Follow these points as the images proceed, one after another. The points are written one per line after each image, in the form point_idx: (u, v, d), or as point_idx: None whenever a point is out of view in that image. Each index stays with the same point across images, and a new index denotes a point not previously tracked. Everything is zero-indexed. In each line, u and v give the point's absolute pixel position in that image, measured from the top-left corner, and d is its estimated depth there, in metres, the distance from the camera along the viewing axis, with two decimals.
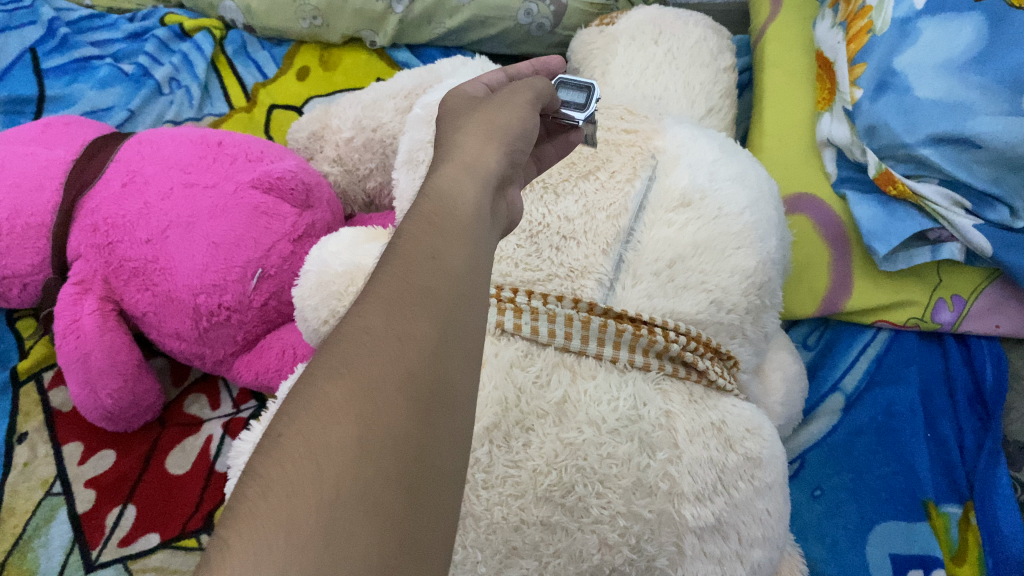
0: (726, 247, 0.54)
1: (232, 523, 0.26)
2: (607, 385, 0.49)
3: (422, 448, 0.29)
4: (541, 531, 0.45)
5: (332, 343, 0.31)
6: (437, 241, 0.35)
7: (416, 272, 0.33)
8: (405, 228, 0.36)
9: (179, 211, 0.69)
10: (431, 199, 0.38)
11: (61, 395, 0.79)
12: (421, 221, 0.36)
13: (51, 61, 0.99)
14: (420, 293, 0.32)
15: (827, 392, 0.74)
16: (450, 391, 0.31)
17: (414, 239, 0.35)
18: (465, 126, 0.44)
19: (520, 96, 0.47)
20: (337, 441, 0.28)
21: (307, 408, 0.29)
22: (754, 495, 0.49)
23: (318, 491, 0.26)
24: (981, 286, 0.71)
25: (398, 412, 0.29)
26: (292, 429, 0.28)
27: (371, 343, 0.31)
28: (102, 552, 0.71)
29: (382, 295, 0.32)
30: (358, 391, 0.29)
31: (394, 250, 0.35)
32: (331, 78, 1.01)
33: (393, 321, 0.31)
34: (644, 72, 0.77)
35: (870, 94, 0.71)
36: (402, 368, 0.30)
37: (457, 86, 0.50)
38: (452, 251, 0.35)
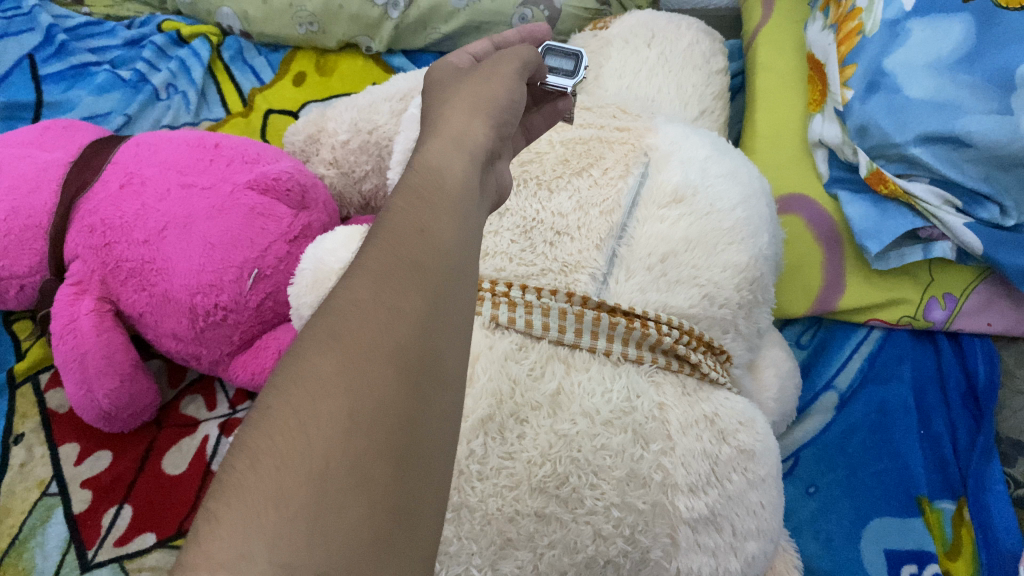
0: (718, 243, 0.55)
1: (221, 494, 0.27)
2: (600, 378, 0.49)
3: (412, 419, 0.29)
4: (536, 522, 0.45)
5: (321, 315, 0.32)
6: (425, 217, 0.35)
7: (405, 245, 0.34)
8: (393, 203, 0.36)
9: (175, 212, 0.70)
10: (419, 173, 0.38)
11: (57, 397, 0.79)
12: (411, 197, 0.36)
13: (50, 67, 1.00)
14: (409, 268, 0.33)
15: (821, 389, 0.75)
16: (440, 365, 0.31)
17: (404, 213, 0.35)
18: (454, 100, 0.45)
19: (505, 67, 0.48)
20: (327, 413, 0.28)
21: (297, 381, 0.29)
22: (748, 488, 0.49)
23: (307, 462, 0.27)
24: (973, 284, 0.71)
25: (388, 384, 0.29)
26: (281, 401, 0.29)
27: (361, 316, 0.31)
28: (98, 553, 0.71)
29: (372, 269, 0.33)
30: (348, 363, 0.30)
31: (382, 225, 0.35)
32: (327, 83, 1.02)
33: (382, 293, 0.32)
34: (637, 75, 0.78)
35: (860, 94, 0.72)
36: (392, 340, 0.30)
37: (443, 58, 0.51)
38: (441, 226, 0.35)
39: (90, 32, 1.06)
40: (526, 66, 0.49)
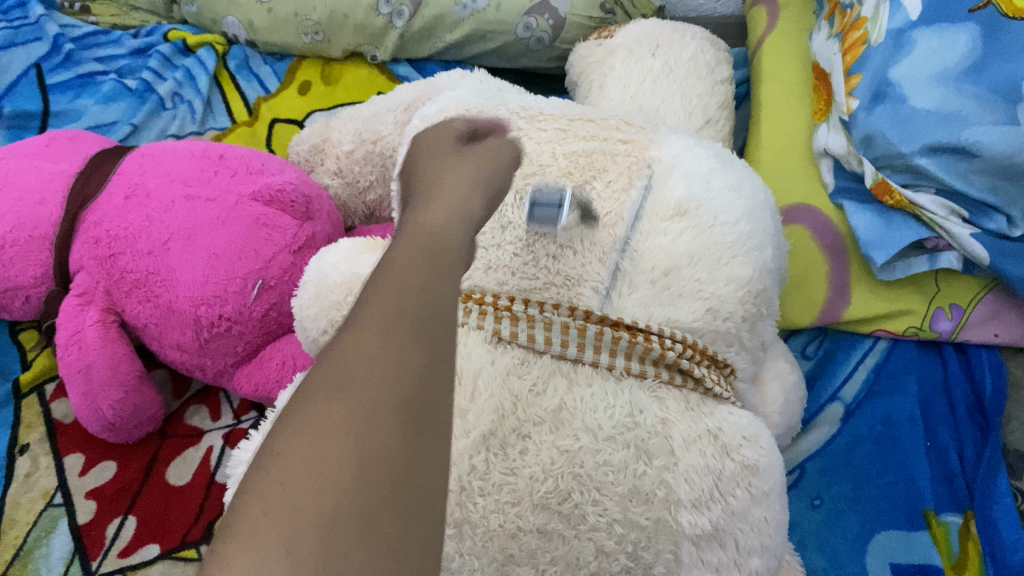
0: (722, 257, 0.55)
1: (233, 537, 0.27)
2: (603, 393, 0.49)
3: (415, 467, 0.29)
4: (538, 539, 0.45)
5: (328, 366, 0.32)
6: (427, 277, 0.36)
7: (407, 301, 0.34)
8: (394, 261, 0.37)
9: (180, 223, 0.70)
10: (416, 232, 0.40)
11: (62, 407, 0.80)
12: (409, 261, 0.37)
13: (56, 77, 1.00)
14: (411, 323, 0.33)
15: (827, 401, 0.74)
16: (439, 415, 0.32)
17: (402, 271, 0.36)
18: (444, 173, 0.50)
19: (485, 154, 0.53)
20: (334, 464, 0.28)
21: (304, 429, 0.29)
22: (751, 504, 0.49)
23: (316, 508, 0.27)
24: (980, 294, 0.71)
25: (392, 435, 0.29)
26: (289, 448, 0.29)
27: (368, 367, 0.31)
28: (103, 563, 0.71)
29: (374, 324, 0.33)
30: (355, 414, 0.30)
31: (383, 280, 0.36)
32: (332, 92, 1.02)
33: (386, 346, 0.32)
34: (641, 85, 0.78)
35: (866, 104, 0.71)
36: (396, 392, 0.31)
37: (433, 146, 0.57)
38: (439, 285, 0.36)
39: (97, 41, 1.06)
40: (503, 152, 0.54)
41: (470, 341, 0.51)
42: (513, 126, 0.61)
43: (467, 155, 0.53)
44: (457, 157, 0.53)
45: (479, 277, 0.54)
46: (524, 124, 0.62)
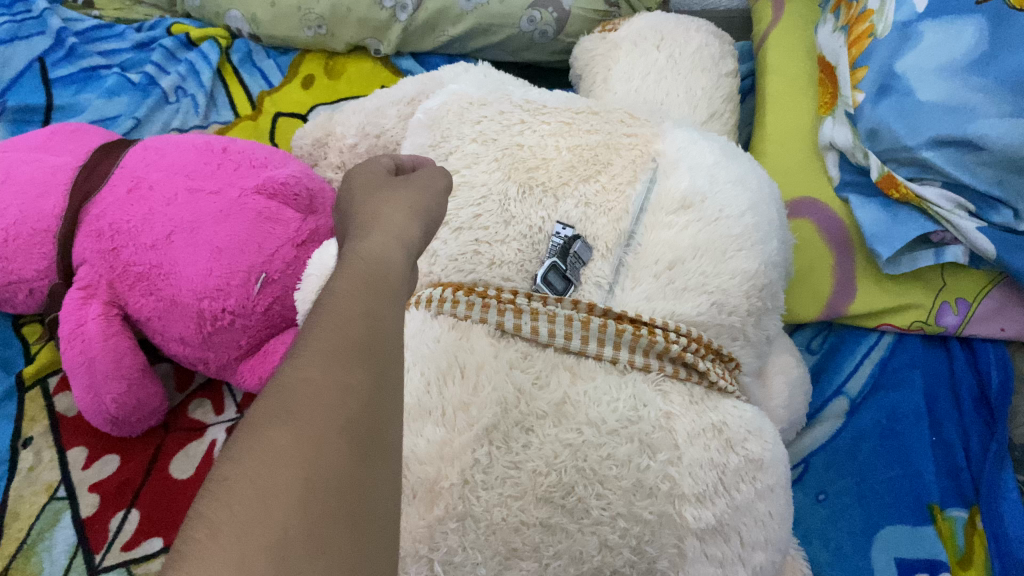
0: (727, 250, 0.54)
1: (179, 565, 0.26)
2: (607, 386, 0.49)
3: (365, 487, 0.30)
4: (541, 532, 0.45)
5: (271, 390, 0.31)
6: (371, 301, 0.35)
7: (352, 326, 0.34)
8: (338, 284, 0.36)
9: (183, 216, 0.70)
10: (362, 260, 0.38)
11: (66, 400, 0.80)
12: (357, 283, 0.36)
13: (59, 71, 1.00)
14: (356, 347, 0.33)
15: (831, 395, 0.74)
16: (386, 436, 0.32)
17: (347, 295, 0.35)
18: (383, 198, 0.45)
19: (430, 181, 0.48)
20: (283, 485, 0.28)
21: (251, 451, 0.29)
22: (756, 498, 0.49)
23: (267, 531, 0.27)
24: (987, 289, 0.70)
25: (340, 456, 0.29)
26: (238, 472, 0.28)
27: (314, 391, 0.31)
28: (106, 557, 0.71)
29: (320, 349, 0.32)
30: (302, 436, 0.29)
31: (326, 304, 0.35)
32: (336, 86, 1.03)
33: (332, 370, 0.32)
34: (645, 78, 0.78)
35: (872, 97, 0.71)
36: (343, 414, 0.30)
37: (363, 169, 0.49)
38: (383, 310, 0.35)
39: (100, 35, 1.06)
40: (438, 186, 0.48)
41: (473, 335, 0.51)
42: (516, 120, 0.61)
43: (399, 187, 0.46)
44: (390, 188, 0.46)
45: (483, 272, 0.55)
46: (528, 117, 0.61)
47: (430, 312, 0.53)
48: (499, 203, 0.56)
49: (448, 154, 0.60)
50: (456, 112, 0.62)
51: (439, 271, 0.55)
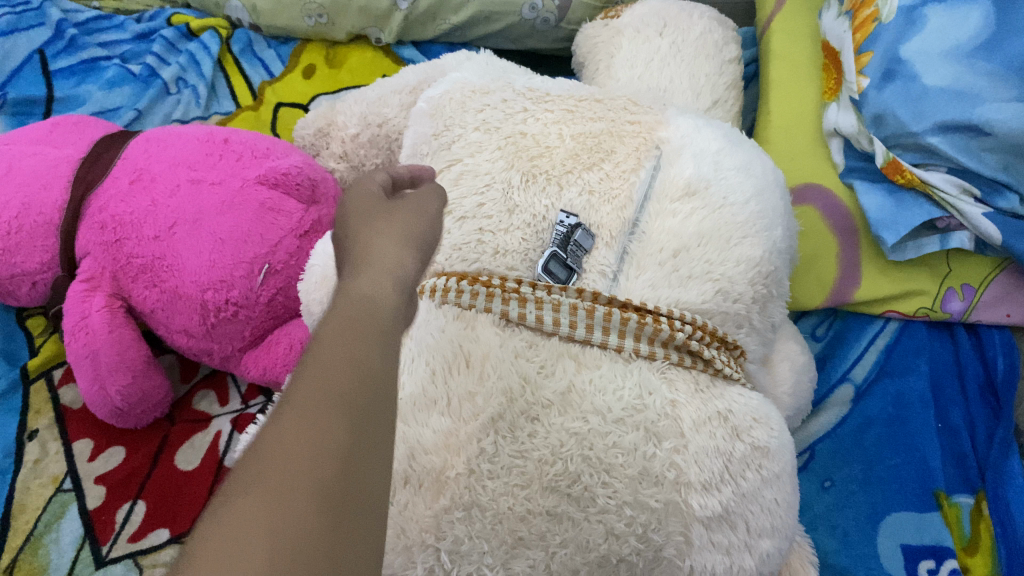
0: (731, 237, 0.54)
1: None
2: (612, 375, 0.49)
3: (336, 555, 0.29)
4: (547, 521, 0.45)
5: (246, 455, 0.30)
6: (355, 347, 0.34)
7: (332, 377, 0.32)
8: (324, 329, 0.35)
9: (185, 207, 0.70)
10: (351, 301, 0.36)
11: (71, 393, 0.79)
12: (342, 327, 0.34)
13: (60, 62, 0.99)
14: (334, 398, 0.31)
15: (837, 382, 0.74)
16: (362, 495, 0.30)
17: (332, 341, 0.34)
18: (383, 223, 0.42)
19: (429, 205, 0.46)
20: (247, 559, 0.27)
21: (218, 523, 0.28)
22: (762, 486, 0.49)
23: None
24: (990, 276, 0.70)
25: (310, 524, 0.28)
26: (203, 547, 0.27)
27: (284, 454, 0.30)
28: (113, 548, 0.71)
29: (295, 405, 0.31)
30: (268, 504, 0.28)
31: (311, 354, 0.33)
32: (337, 76, 1.02)
33: (306, 429, 0.30)
34: (648, 65, 0.77)
35: (876, 82, 0.70)
36: (313, 477, 0.29)
37: (357, 182, 0.45)
38: (369, 355, 0.34)
39: (100, 26, 1.05)
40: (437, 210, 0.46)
41: (478, 325, 0.51)
42: (518, 108, 0.61)
43: (394, 219, 0.43)
44: (385, 220, 0.42)
45: (488, 260, 0.54)
46: (530, 105, 0.61)
47: (434, 302, 0.52)
48: (502, 191, 0.56)
49: (451, 143, 0.59)
50: (459, 101, 0.61)
51: (443, 261, 0.54)
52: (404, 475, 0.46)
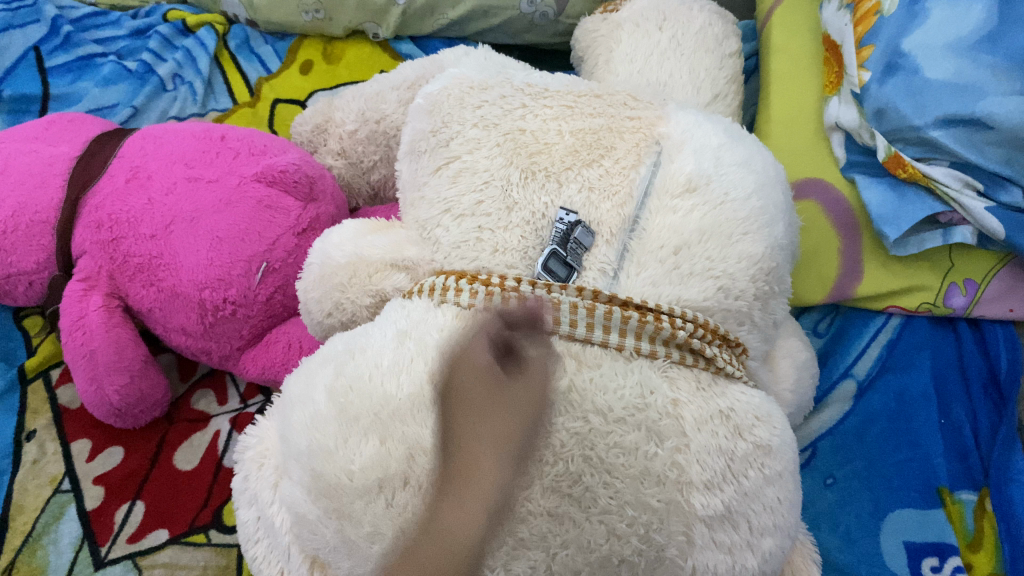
0: (733, 234, 0.53)
1: None
2: (613, 373, 0.49)
3: None
4: (549, 522, 0.45)
5: None
6: (459, 534, 0.41)
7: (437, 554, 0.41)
8: (442, 503, 0.43)
9: (182, 206, 0.69)
10: (461, 482, 0.43)
11: (69, 393, 0.79)
12: (456, 510, 0.42)
13: (55, 60, 0.98)
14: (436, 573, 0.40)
15: (839, 378, 0.73)
16: None
17: (445, 520, 0.42)
18: (491, 413, 0.43)
19: (539, 384, 0.45)
20: None
21: None
22: (764, 484, 0.49)
23: None
24: (994, 270, 0.70)
25: None
26: None
27: None
28: (112, 549, 0.71)
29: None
30: None
31: (428, 532, 0.42)
32: (335, 72, 1.02)
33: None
34: (648, 59, 0.77)
35: (878, 76, 0.69)
36: None
37: (469, 350, 0.46)
38: (468, 533, 0.42)
39: (95, 22, 1.04)
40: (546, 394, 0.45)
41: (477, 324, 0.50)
42: (517, 103, 0.60)
43: (477, 504, 0.42)
44: (465, 507, 0.42)
45: (486, 259, 0.54)
46: (529, 101, 0.60)
47: (434, 300, 0.53)
48: (501, 188, 0.55)
49: (449, 140, 0.58)
50: (457, 97, 0.60)
51: (442, 260, 0.55)
52: (403, 476, 0.45)
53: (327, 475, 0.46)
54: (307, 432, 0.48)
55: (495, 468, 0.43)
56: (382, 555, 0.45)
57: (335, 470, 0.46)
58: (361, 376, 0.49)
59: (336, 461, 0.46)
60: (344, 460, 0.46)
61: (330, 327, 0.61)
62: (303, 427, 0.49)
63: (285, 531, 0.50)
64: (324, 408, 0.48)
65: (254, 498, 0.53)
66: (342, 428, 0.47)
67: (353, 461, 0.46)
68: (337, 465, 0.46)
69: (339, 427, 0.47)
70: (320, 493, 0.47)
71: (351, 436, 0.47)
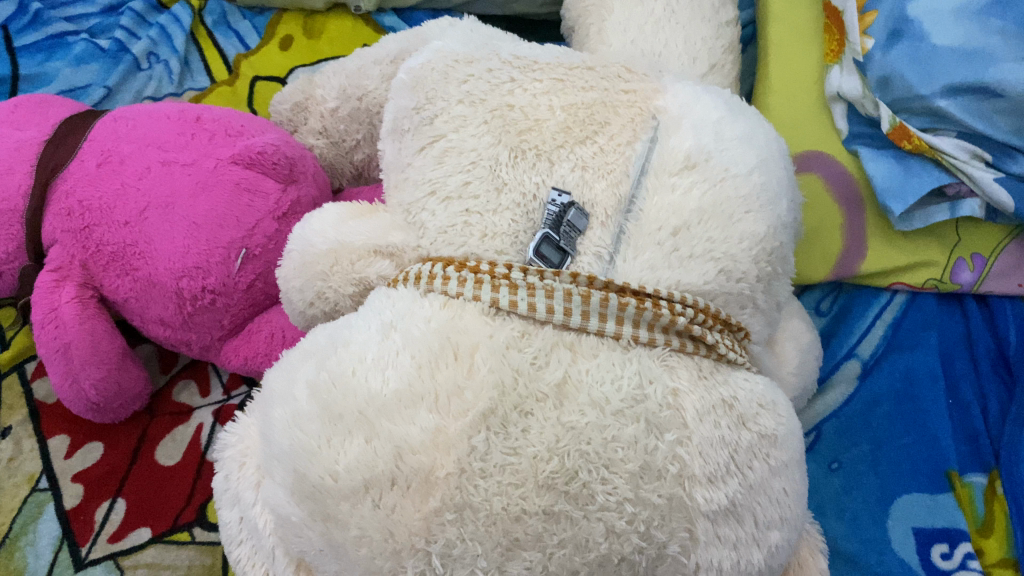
0: (734, 213, 0.51)
1: None
2: (609, 364, 0.46)
3: None
4: (544, 521, 0.42)
5: None
6: None
7: None
8: None
9: (156, 190, 0.66)
10: None
11: (45, 386, 0.76)
12: None
13: (24, 39, 0.93)
14: None
15: (843, 358, 0.71)
16: None
17: None
18: None
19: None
20: None
21: None
22: (770, 476, 0.47)
23: None
24: (1002, 243, 0.67)
25: None
26: None
27: None
28: (92, 549, 0.69)
29: None
30: None
31: None
32: (315, 46, 0.98)
33: None
34: (642, 28, 0.73)
35: (882, 44, 0.66)
36: None
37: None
38: None
39: None
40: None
41: (466, 315, 0.48)
42: (505, 77, 0.56)
43: (590, 551, 0.42)
44: (577, 550, 0.42)
45: (475, 244, 0.51)
46: (517, 74, 0.56)
47: (419, 289, 0.50)
48: (489, 167, 0.52)
49: (433, 118, 0.55)
50: (442, 71, 0.57)
51: (429, 245, 0.52)
52: (391, 476, 0.43)
53: (311, 475, 0.44)
54: (288, 432, 0.45)
55: (593, 516, 0.42)
56: (370, 559, 0.42)
57: (318, 470, 0.43)
58: (344, 372, 0.46)
59: (320, 460, 0.44)
60: (328, 460, 0.44)
61: (314, 316, 0.58)
62: (283, 426, 0.46)
63: (268, 533, 0.48)
64: (306, 406, 0.45)
65: (236, 498, 0.50)
66: (326, 426, 0.44)
67: (338, 460, 0.43)
68: (321, 465, 0.44)
69: (322, 425, 0.44)
70: (304, 495, 0.44)
71: (335, 434, 0.44)
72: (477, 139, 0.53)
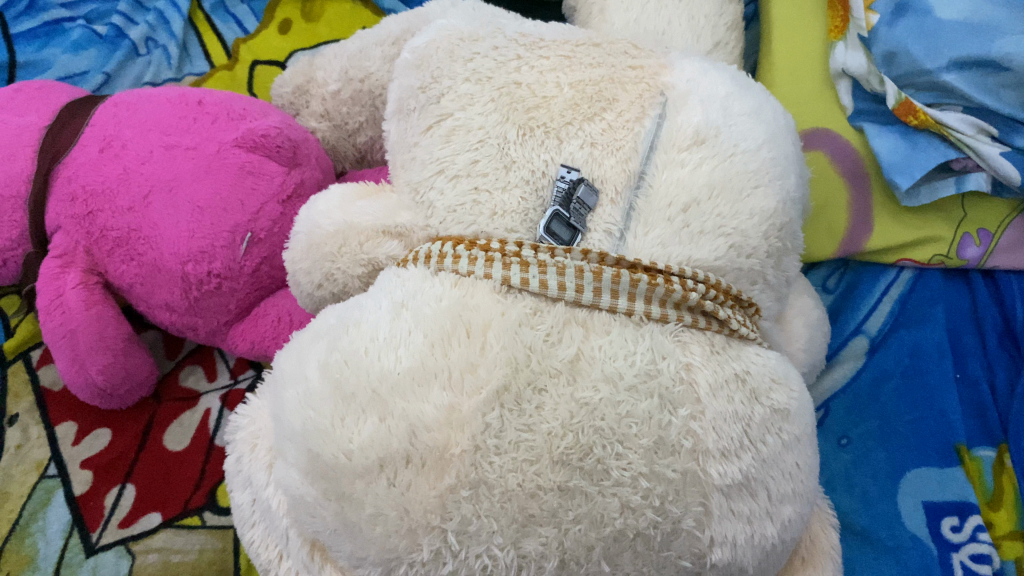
0: (744, 188, 0.51)
1: None
2: (622, 340, 0.46)
3: None
4: (559, 497, 0.42)
5: None
6: None
7: None
8: None
9: (159, 174, 0.66)
10: None
11: (50, 374, 0.76)
12: None
13: (21, 26, 0.90)
14: None
15: (850, 335, 0.71)
16: None
17: None
18: None
19: None
20: None
21: None
22: (783, 450, 0.47)
23: None
24: (1007, 219, 0.67)
25: None
26: None
27: None
28: (103, 535, 0.69)
29: None
30: None
31: None
32: (314, 29, 0.99)
33: None
34: (645, 6, 0.73)
35: (887, 18, 0.65)
36: None
37: None
38: None
39: None
40: None
41: (478, 293, 0.47)
42: (512, 55, 0.56)
43: (605, 526, 0.42)
44: (592, 525, 0.42)
45: (484, 222, 0.50)
46: (524, 51, 0.56)
47: (430, 269, 0.50)
48: (497, 146, 0.52)
49: (439, 97, 0.55)
50: (446, 50, 0.56)
51: (438, 224, 0.52)
52: (405, 454, 0.43)
53: (325, 455, 0.44)
54: (302, 412, 0.45)
55: (608, 491, 0.43)
56: (386, 536, 0.43)
57: (333, 449, 0.44)
58: (356, 351, 0.46)
59: (334, 440, 0.44)
60: (342, 439, 0.44)
61: (322, 298, 0.58)
62: (296, 406, 0.46)
63: (282, 513, 0.47)
64: (319, 385, 0.45)
65: (248, 480, 0.50)
66: (339, 405, 0.44)
67: (352, 439, 0.43)
68: (335, 444, 0.44)
69: (335, 405, 0.44)
70: (318, 475, 0.44)
71: (349, 413, 0.44)
72: (484, 117, 0.53)
